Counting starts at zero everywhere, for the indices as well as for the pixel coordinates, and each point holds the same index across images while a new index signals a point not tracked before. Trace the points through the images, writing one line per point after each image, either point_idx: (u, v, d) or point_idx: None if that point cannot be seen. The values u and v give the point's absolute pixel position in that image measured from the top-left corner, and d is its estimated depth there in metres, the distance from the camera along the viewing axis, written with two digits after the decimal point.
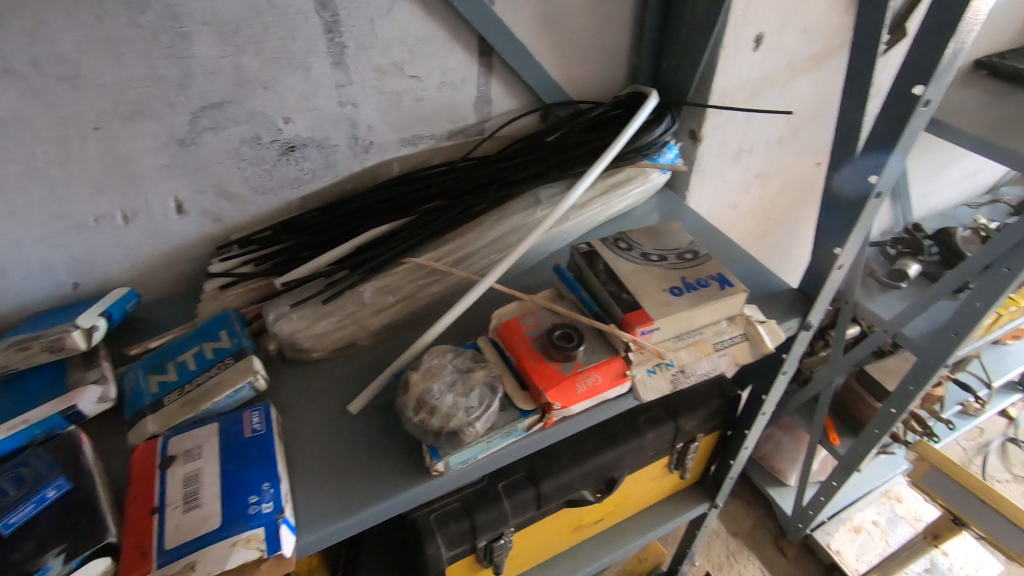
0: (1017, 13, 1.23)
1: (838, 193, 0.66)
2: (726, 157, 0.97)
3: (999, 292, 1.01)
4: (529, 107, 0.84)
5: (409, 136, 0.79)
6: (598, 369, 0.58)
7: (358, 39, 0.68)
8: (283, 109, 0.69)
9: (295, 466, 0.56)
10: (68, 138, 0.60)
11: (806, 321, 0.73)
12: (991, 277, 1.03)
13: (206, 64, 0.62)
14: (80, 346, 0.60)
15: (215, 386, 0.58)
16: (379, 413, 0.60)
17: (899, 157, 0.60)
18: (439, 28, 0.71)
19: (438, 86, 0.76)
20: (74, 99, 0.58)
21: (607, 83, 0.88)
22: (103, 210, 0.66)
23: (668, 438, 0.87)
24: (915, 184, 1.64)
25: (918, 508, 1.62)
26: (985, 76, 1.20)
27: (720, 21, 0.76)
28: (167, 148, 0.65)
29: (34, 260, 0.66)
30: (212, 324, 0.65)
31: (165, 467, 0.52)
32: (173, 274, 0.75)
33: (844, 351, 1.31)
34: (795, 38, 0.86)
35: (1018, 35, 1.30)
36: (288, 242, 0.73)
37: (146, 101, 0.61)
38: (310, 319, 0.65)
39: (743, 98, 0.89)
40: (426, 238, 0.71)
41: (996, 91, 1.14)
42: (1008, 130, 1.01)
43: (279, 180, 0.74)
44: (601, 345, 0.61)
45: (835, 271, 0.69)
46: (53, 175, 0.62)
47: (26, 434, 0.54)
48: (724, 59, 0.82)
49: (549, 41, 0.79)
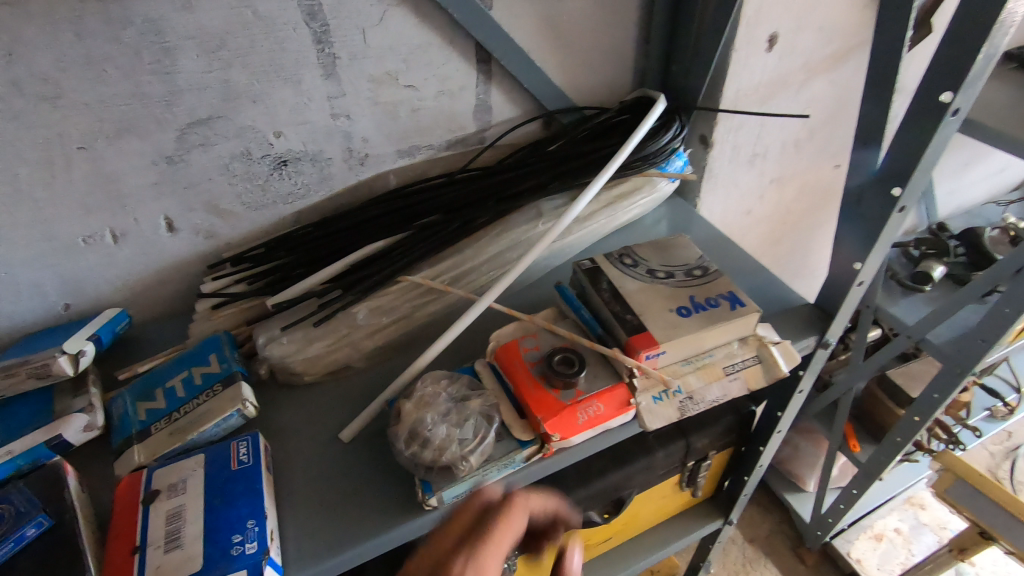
0: None
1: (857, 204, 0.62)
2: (739, 162, 0.93)
3: None
4: (531, 114, 0.81)
5: (407, 147, 0.76)
6: (601, 396, 0.55)
7: (350, 50, 0.65)
8: (274, 123, 0.66)
9: (286, 497, 0.54)
10: (52, 158, 0.58)
11: (825, 338, 0.69)
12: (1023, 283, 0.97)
13: (191, 80, 0.60)
14: (67, 372, 0.59)
15: (203, 414, 0.56)
16: (372, 443, 0.58)
17: (925, 168, 0.55)
18: (435, 35, 0.68)
19: (435, 95, 0.73)
20: (57, 119, 0.57)
21: (613, 88, 0.84)
22: (91, 229, 0.64)
23: (679, 457, 0.84)
24: (941, 181, 1.57)
25: (942, 516, 1.56)
26: (1016, 69, 1.13)
27: (731, 21, 0.72)
28: (155, 166, 0.63)
29: (23, 282, 0.64)
30: (202, 347, 0.63)
31: (149, 503, 0.50)
32: (167, 292, 0.73)
33: (865, 358, 1.26)
34: (812, 37, 0.81)
35: None
36: (282, 259, 0.70)
37: (131, 118, 0.59)
38: (302, 343, 0.63)
39: (757, 101, 0.85)
40: (422, 255, 0.68)
41: None
42: None
43: (272, 195, 0.72)
44: (604, 370, 0.57)
45: (854, 287, 0.65)
46: (39, 197, 0.60)
47: (10, 466, 0.53)
48: (736, 61, 0.78)
49: (551, 45, 0.75)
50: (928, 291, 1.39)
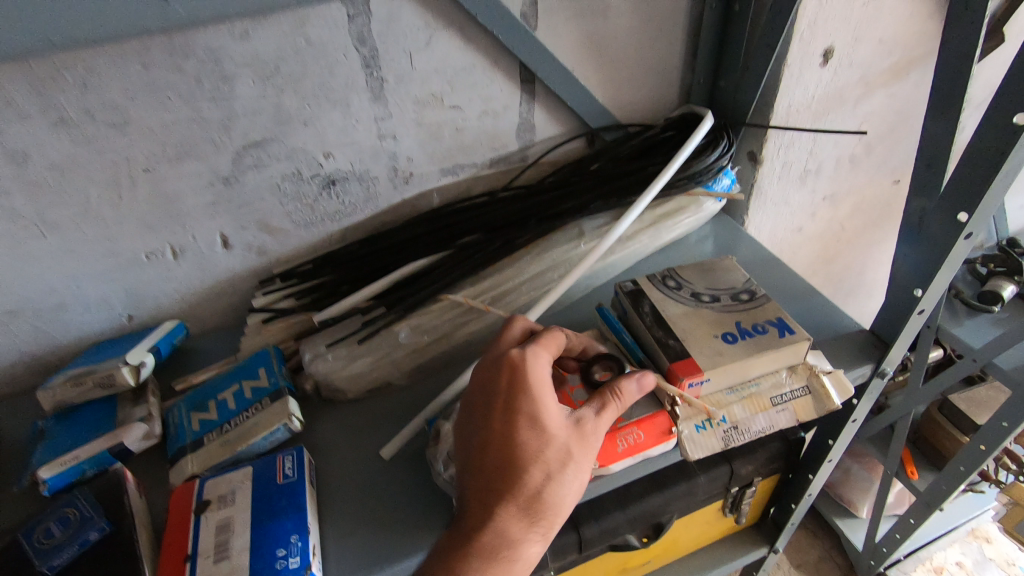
0: None
1: (919, 229, 0.59)
2: (790, 179, 0.90)
3: None
4: (574, 132, 0.81)
5: (450, 166, 0.77)
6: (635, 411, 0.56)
7: (397, 73, 0.66)
8: (323, 145, 0.69)
9: (327, 512, 0.55)
10: (119, 179, 0.62)
11: (881, 368, 0.65)
12: None
13: (247, 105, 0.62)
14: (129, 381, 0.63)
15: (251, 427, 0.58)
16: (412, 462, 0.59)
17: (998, 192, 0.52)
18: (480, 57, 0.69)
19: (479, 115, 0.74)
20: (124, 143, 0.60)
21: (659, 104, 0.83)
22: (153, 246, 0.68)
23: (722, 483, 0.81)
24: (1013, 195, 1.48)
25: (1011, 552, 1.45)
26: None
27: (784, 37, 0.70)
28: (212, 187, 0.66)
29: (91, 294, 0.69)
30: (252, 361, 0.65)
31: (200, 513, 0.52)
32: (220, 305, 0.77)
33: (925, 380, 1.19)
34: (871, 49, 0.78)
35: None
36: (328, 276, 0.73)
37: (191, 142, 0.62)
38: (346, 360, 0.65)
39: (810, 116, 0.82)
40: (463, 274, 0.69)
41: None
42: None
43: (321, 213, 0.74)
44: (644, 399, 0.58)
45: (914, 316, 0.62)
46: (106, 216, 0.64)
47: (76, 471, 0.56)
48: (789, 77, 0.75)
49: (596, 64, 0.75)
50: (997, 312, 1.31)
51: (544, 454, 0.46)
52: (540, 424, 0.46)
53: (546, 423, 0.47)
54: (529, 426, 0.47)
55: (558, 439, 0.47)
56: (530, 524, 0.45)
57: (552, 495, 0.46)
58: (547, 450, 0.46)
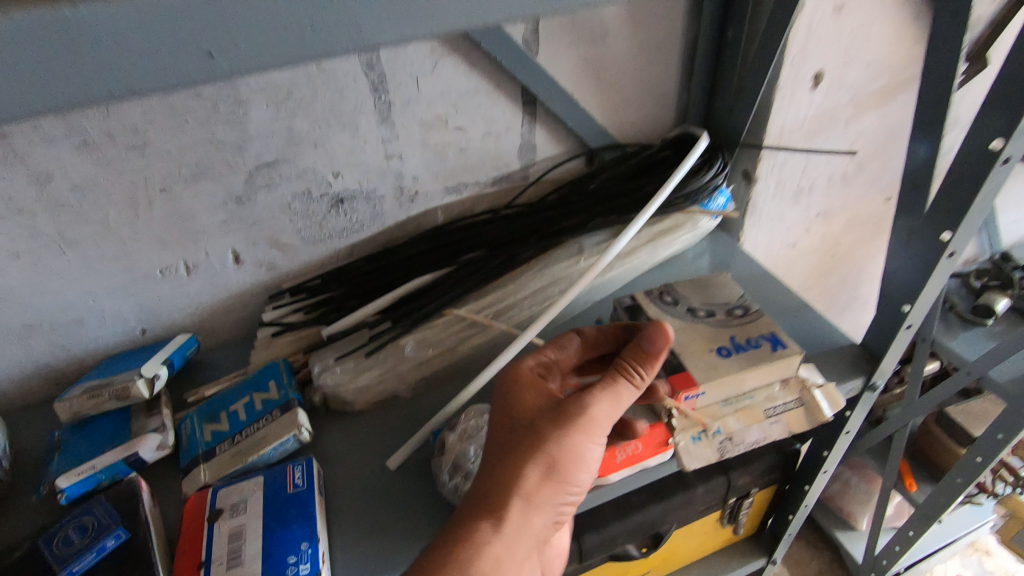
0: None
1: (905, 247, 0.61)
2: (784, 197, 0.92)
3: None
4: (574, 151, 0.83)
5: (454, 185, 0.80)
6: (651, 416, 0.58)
7: (404, 96, 0.69)
8: (333, 165, 0.71)
9: (335, 520, 0.57)
10: (137, 199, 0.64)
11: (871, 381, 0.68)
12: None
13: (260, 127, 0.65)
14: (143, 394, 0.64)
15: (262, 438, 0.60)
16: (418, 472, 0.61)
17: (977, 212, 0.54)
18: (483, 81, 0.72)
19: (482, 136, 0.77)
20: (143, 165, 0.63)
21: (656, 124, 0.86)
22: (167, 262, 0.70)
23: (719, 493, 0.82)
24: (1005, 211, 1.51)
25: (1010, 564, 1.46)
26: None
27: (775, 61, 0.73)
28: (225, 206, 0.69)
29: (107, 309, 0.71)
30: (262, 374, 0.67)
31: (213, 521, 0.54)
32: (231, 319, 0.79)
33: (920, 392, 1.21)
34: (860, 72, 0.81)
35: None
36: (336, 291, 0.75)
37: (207, 164, 0.65)
38: (354, 373, 0.67)
39: (802, 137, 0.85)
40: (467, 289, 0.71)
41: None
42: None
43: (329, 230, 0.77)
44: (643, 410, 0.59)
45: (902, 330, 0.64)
46: (124, 233, 0.66)
47: (92, 480, 0.58)
48: (780, 99, 0.78)
49: (594, 87, 0.78)
50: (991, 325, 1.34)
51: (506, 438, 0.49)
52: (511, 410, 0.50)
53: (515, 409, 0.50)
54: (499, 415, 0.51)
55: (524, 422, 0.49)
56: (487, 503, 0.46)
57: (511, 477, 0.47)
58: (512, 434, 0.49)
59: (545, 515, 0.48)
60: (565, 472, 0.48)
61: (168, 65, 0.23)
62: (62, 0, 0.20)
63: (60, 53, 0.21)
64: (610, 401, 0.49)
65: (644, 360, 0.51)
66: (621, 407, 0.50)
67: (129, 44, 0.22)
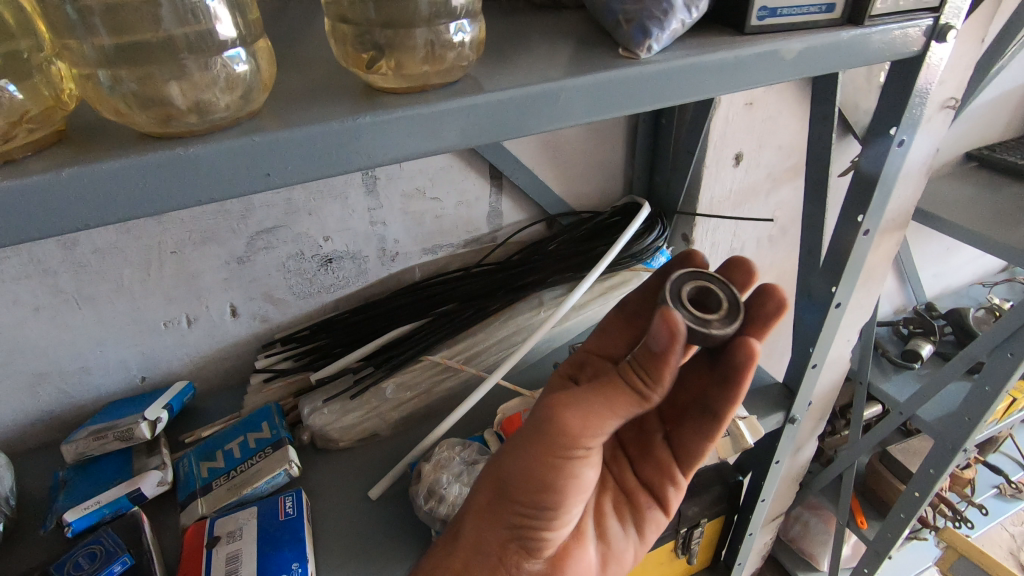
0: (985, 119, 1.46)
1: (806, 300, 0.74)
2: (719, 256, 1.06)
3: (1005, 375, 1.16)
4: (535, 217, 0.96)
5: (430, 246, 0.91)
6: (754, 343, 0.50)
7: (388, 172, 0.81)
8: (324, 230, 0.82)
9: (321, 544, 0.64)
10: (150, 261, 0.73)
11: (791, 415, 0.79)
12: (998, 361, 1.17)
13: (263, 199, 0.75)
14: (146, 435, 0.71)
15: (256, 472, 0.67)
16: (397, 501, 0.68)
17: (853, 272, 0.67)
18: (455, 160, 0.84)
19: (455, 205, 0.89)
20: (159, 231, 0.72)
21: (606, 194, 0.99)
22: (171, 316, 0.79)
23: (672, 523, 0.91)
24: (923, 267, 1.70)
25: None
26: (976, 184, 1.39)
27: (700, 145, 0.88)
28: (227, 265, 0.78)
29: (112, 358, 0.78)
30: (255, 416, 0.74)
31: (211, 546, 0.60)
32: (224, 367, 0.86)
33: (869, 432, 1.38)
34: (774, 154, 0.96)
35: (991, 135, 1.51)
36: (322, 341, 0.83)
37: (214, 230, 0.75)
38: (339, 413, 0.75)
39: (730, 206, 0.99)
40: (441, 338, 0.80)
41: (988, 186, 1.38)
42: (1003, 225, 1.22)
43: (318, 286, 0.86)
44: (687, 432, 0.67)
45: (810, 370, 0.76)
46: (135, 290, 0.74)
47: (97, 514, 0.64)
48: (708, 175, 0.93)
49: (551, 164, 0.91)
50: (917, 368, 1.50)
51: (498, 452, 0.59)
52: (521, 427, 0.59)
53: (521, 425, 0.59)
54: None
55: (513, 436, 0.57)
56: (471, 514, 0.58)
57: (482, 490, 0.57)
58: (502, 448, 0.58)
59: (503, 532, 0.56)
60: (517, 489, 0.54)
61: (220, 179, 0.30)
62: (167, 149, 0.29)
63: (157, 181, 0.29)
64: (579, 423, 0.49)
65: (654, 362, 0.45)
66: (595, 434, 0.50)
67: (206, 169, 0.30)
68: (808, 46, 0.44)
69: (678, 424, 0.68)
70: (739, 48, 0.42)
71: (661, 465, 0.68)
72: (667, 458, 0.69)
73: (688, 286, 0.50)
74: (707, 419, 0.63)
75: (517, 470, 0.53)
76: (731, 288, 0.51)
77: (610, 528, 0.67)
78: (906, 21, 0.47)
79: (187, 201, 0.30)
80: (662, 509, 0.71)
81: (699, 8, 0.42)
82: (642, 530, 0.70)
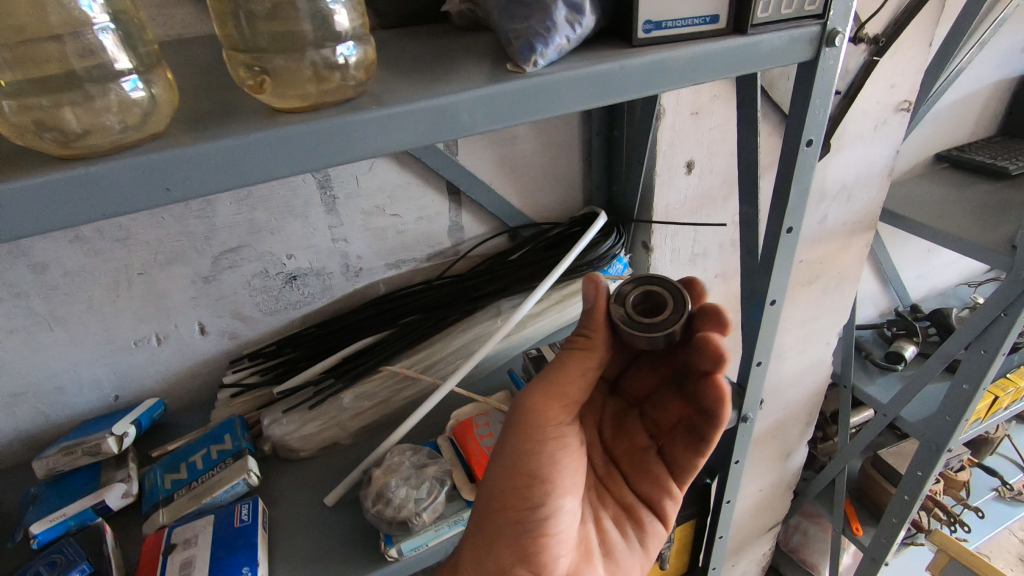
0: (953, 121, 1.48)
1: (747, 299, 0.76)
2: (681, 262, 1.09)
3: (981, 374, 1.16)
4: (496, 230, 0.99)
5: (394, 261, 0.94)
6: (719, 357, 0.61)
7: (346, 191, 0.84)
8: (287, 248, 0.85)
9: (277, 550, 0.66)
10: (118, 282, 0.77)
11: (742, 413, 0.81)
12: (973, 360, 1.17)
13: (225, 220, 0.79)
14: (113, 450, 0.74)
15: (216, 482, 0.70)
16: (351, 507, 0.71)
17: (783, 270, 0.70)
18: (413, 177, 0.88)
19: (416, 220, 0.92)
20: (127, 253, 0.75)
21: (565, 205, 1.02)
22: (141, 335, 0.82)
23: None
24: (906, 269, 1.71)
25: None
26: (946, 184, 1.41)
27: (648, 155, 0.91)
28: (194, 285, 0.82)
29: (86, 377, 0.81)
30: (219, 429, 0.77)
31: (168, 553, 0.62)
32: (194, 383, 0.89)
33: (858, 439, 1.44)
34: (727, 160, 0.99)
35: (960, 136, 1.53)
36: (288, 355, 0.86)
37: (180, 251, 0.78)
38: (299, 423, 0.77)
39: (687, 212, 1.02)
40: (401, 348, 0.83)
41: (959, 185, 1.40)
42: (970, 223, 1.24)
43: (284, 302, 0.89)
44: (678, 453, 0.77)
45: (756, 367, 0.78)
46: (106, 311, 0.78)
47: (62, 526, 0.66)
48: (661, 184, 0.95)
49: (509, 178, 0.95)
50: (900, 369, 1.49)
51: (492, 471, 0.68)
52: None
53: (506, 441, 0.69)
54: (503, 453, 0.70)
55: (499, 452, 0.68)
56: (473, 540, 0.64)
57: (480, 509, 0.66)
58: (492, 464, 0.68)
59: (508, 548, 0.63)
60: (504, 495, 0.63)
61: (123, 197, 0.33)
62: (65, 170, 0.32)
63: (61, 200, 0.32)
64: (546, 402, 0.64)
65: (590, 315, 0.62)
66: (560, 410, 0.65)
67: (106, 187, 0.33)
68: (695, 53, 0.47)
69: (667, 442, 0.78)
70: (624, 58, 0.44)
71: (658, 479, 0.79)
72: (662, 475, 0.79)
73: (640, 293, 0.60)
74: (695, 438, 0.74)
75: (506, 473, 0.63)
76: (675, 322, 0.56)
77: (614, 546, 0.77)
78: (792, 28, 0.50)
79: (92, 217, 0.33)
80: (661, 521, 0.80)
81: (584, 25, 0.46)
82: (644, 545, 0.80)
